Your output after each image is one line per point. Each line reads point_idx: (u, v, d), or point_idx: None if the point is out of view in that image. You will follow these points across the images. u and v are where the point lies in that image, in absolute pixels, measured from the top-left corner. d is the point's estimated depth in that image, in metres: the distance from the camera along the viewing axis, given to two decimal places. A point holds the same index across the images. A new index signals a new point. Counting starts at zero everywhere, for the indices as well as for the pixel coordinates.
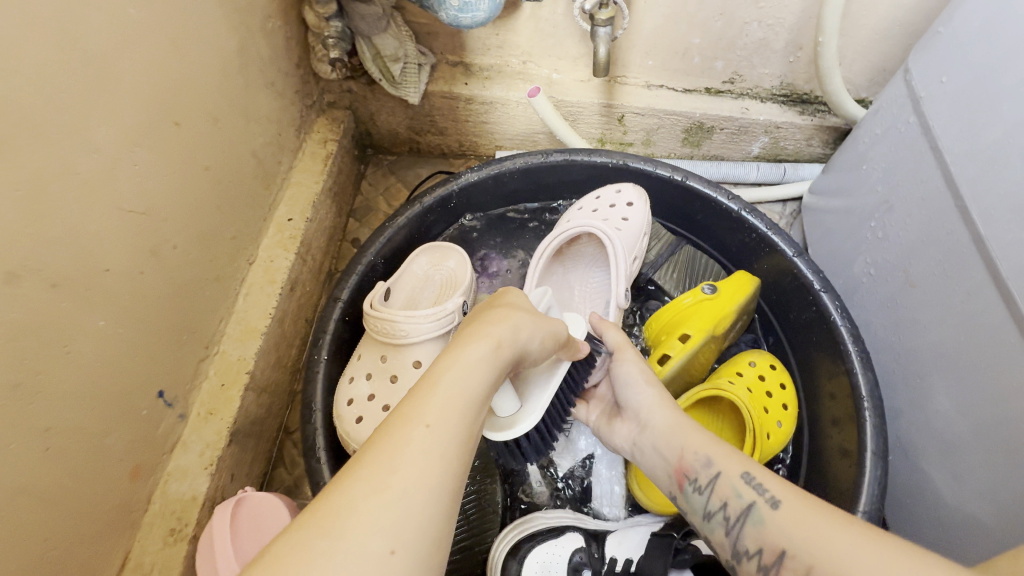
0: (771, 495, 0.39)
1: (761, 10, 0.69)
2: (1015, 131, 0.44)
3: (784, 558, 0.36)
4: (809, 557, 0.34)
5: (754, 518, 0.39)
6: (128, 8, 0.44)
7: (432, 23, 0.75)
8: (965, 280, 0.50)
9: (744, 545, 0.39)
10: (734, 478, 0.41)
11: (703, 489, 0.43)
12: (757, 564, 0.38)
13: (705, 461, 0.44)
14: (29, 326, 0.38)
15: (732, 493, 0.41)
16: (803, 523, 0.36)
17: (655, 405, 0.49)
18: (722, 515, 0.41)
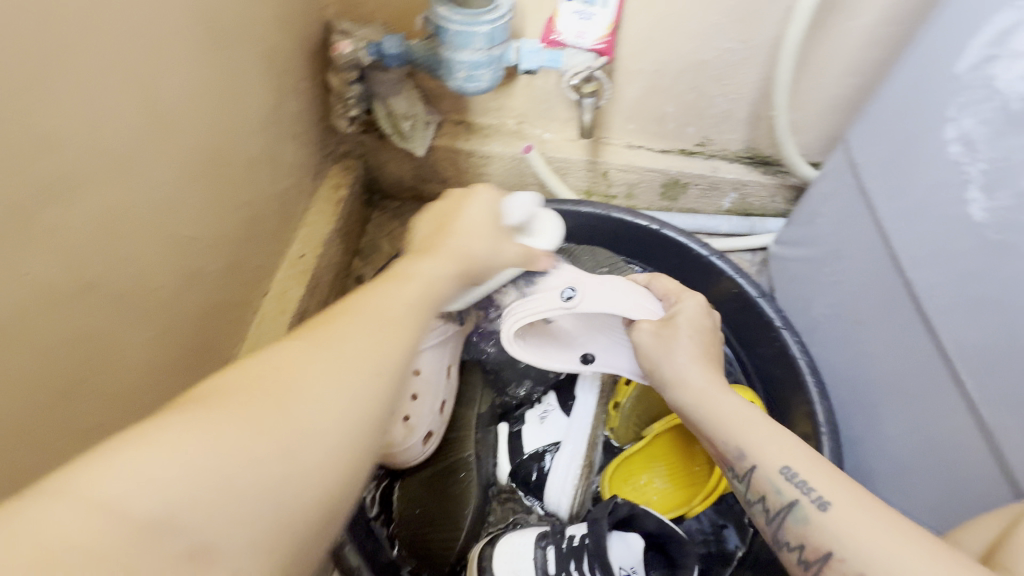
0: (818, 496, 0.40)
1: (725, 86, 0.81)
2: (928, 195, 0.53)
3: (829, 559, 0.38)
4: (861, 564, 0.36)
5: (797, 515, 0.41)
6: (193, 74, 0.52)
7: (440, 88, 0.85)
8: (901, 320, 0.57)
9: (786, 536, 0.42)
10: (774, 474, 0.44)
11: (743, 479, 0.46)
12: (798, 557, 0.41)
13: (742, 455, 0.46)
14: (82, 337, 0.43)
15: (774, 488, 0.43)
16: (856, 531, 0.37)
17: (692, 378, 0.52)
18: (764, 506, 0.44)
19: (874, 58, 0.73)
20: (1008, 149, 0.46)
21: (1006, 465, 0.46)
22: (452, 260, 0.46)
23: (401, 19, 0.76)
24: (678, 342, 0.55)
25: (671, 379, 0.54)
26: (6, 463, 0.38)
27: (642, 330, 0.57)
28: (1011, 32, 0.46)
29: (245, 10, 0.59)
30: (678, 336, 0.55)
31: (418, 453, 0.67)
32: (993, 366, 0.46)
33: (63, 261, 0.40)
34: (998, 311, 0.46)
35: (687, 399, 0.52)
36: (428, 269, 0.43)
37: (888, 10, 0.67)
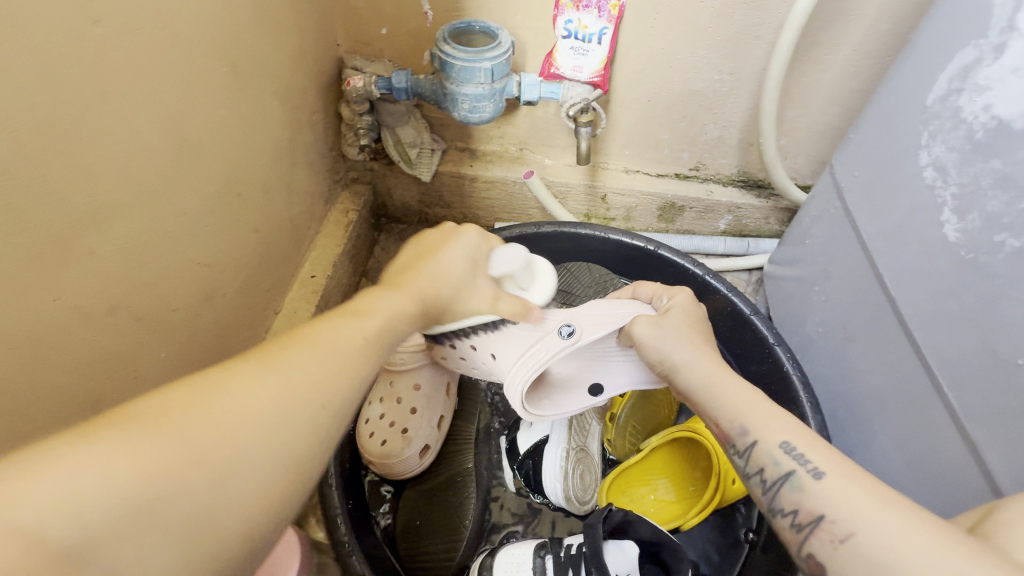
0: (815, 466, 0.39)
1: (716, 115, 0.85)
2: (908, 214, 0.57)
3: (821, 522, 0.37)
4: (851, 522, 0.35)
5: (793, 484, 0.40)
6: (219, 109, 0.57)
7: (446, 117, 0.90)
8: (887, 334, 0.60)
9: (780, 504, 0.40)
10: (772, 446, 0.42)
11: (742, 454, 0.44)
12: (791, 522, 0.39)
13: (741, 429, 0.44)
14: (109, 352, 0.46)
15: (771, 460, 0.42)
16: (852, 495, 0.36)
17: (695, 363, 0.50)
18: (760, 478, 0.42)
19: (858, 87, 0.77)
20: (975, 173, 0.49)
21: (987, 471, 0.49)
22: (412, 295, 0.45)
23: (409, 55, 0.81)
24: (679, 330, 0.53)
25: (670, 364, 0.52)
26: None
27: (640, 325, 0.55)
28: (974, 66, 0.48)
29: (266, 51, 0.64)
30: (679, 326, 0.54)
31: (414, 465, 0.69)
32: (968, 378, 0.50)
33: (97, 280, 0.44)
34: (972, 327, 0.49)
35: (695, 383, 0.49)
36: (385, 304, 0.42)
37: (868, 44, 0.71)
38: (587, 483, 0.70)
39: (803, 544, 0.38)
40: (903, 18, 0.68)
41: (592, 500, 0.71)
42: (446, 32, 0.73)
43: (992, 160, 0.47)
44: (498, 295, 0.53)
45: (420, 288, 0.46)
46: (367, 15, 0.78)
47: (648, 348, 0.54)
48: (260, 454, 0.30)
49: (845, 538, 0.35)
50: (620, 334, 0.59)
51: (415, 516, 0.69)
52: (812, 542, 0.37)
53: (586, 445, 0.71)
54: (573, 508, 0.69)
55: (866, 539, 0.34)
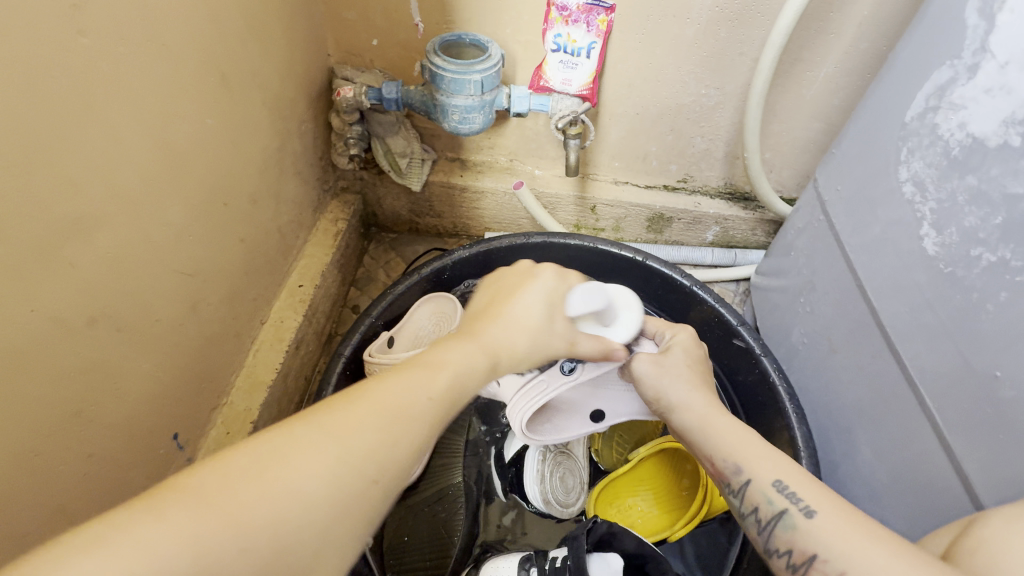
0: (805, 504, 0.39)
1: (703, 128, 0.86)
2: (888, 229, 0.58)
3: (814, 562, 0.37)
4: (842, 562, 0.36)
5: (786, 523, 0.40)
6: (207, 119, 0.56)
7: (436, 128, 0.90)
8: (869, 345, 0.61)
9: (775, 544, 0.41)
10: (765, 485, 0.42)
11: (737, 493, 0.44)
12: (786, 562, 0.39)
13: (736, 469, 0.44)
14: (91, 364, 0.45)
15: (764, 500, 0.42)
16: (841, 534, 0.37)
17: (693, 401, 0.50)
18: (754, 518, 0.42)
19: (839, 103, 0.79)
20: (953, 189, 0.50)
21: (965, 480, 0.49)
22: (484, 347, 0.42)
23: (400, 66, 0.82)
24: (678, 369, 0.53)
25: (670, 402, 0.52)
26: (15, 483, 0.40)
27: (640, 360, 0.55)
28: (948, 86, 0.50)
29: (256, 61, 0.64)
30: (679, 364, 0.54)
31: (402, 479, 0.68)
32: (948, 390, 0.51)
33: (80, 291, 0.43)
34: (949, 338, 0.50)
35: (691, 421, 0.50)
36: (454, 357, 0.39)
37: (848, 61, 0.73)
38: (570, 487, 0.71)
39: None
40: (881, 37, 0.70)
41: (577, 503, 0.72)
42: (437, 44, 0.73)
43: (967, 176, 0.48)
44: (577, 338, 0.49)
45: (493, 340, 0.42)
46: (358, 26, 0.78)
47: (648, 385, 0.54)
48: None
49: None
50: (622, 371, 0.59)
51: (404, 533, 0.68)
52: None
53: (568, 448, 0.73)
54: (555, 512, 0.69)
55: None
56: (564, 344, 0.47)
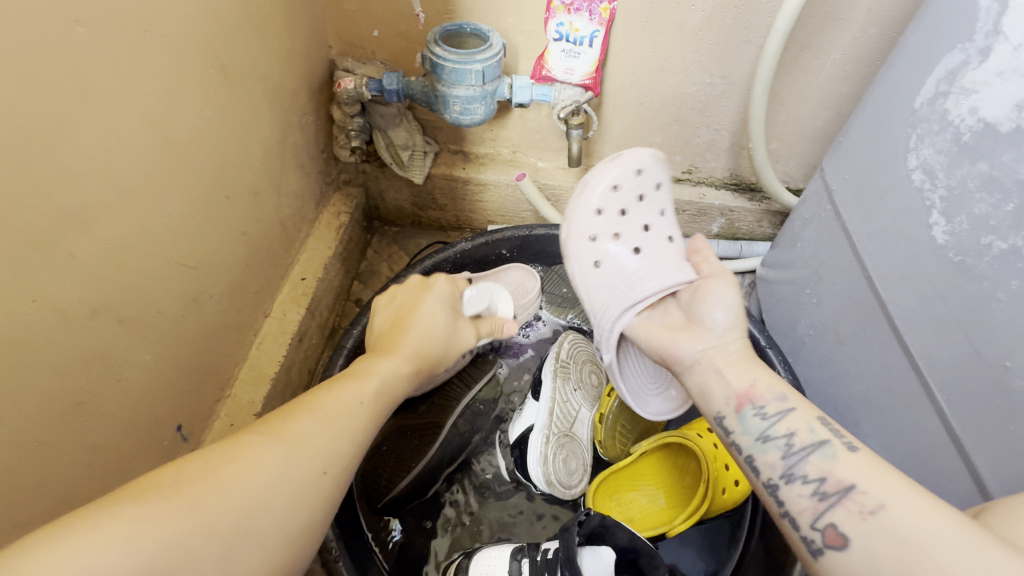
0: (850, 441, 0.41)
1: (708, 118, 0.85)
2: (897, 218, 0.57)
3: (850, 492, 0.38)
4: (882, 498, 0.37)
5: (827, 452, 0.41)
6: (206, 110, 0.56)
7: (438, 120, 0.90)
8: (877, 336, 0.60)
9: (803, 471, 0.41)
10: (810, 416, 0.43)
11: (768, 416, 0.44)
12: (813, 490, 0.40)
13: (779, 395, 0.45)
14: (93, 355, 0.46)
15: (806, 428, 0.43)
16: (879, 468, 0.39)
17: (737, 333, 0.51)
18: (784, 442, 0.43)
19: (848, 91, 0.77)
20: (963, 176, 0.49)
21: (978, 476, 0.49)
22: (405, 356, 0.51)
23: (402, 58, 0.81)
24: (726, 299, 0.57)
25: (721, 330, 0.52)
26: (19, 471, 0.40)
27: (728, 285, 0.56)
28: (959, 70, 0.49)
29: (256, 53, 0.64)
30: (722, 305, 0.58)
31: None
32: (957, 381, 0.50)
33: (81, 282, 0.44)
34: (958, 326, 0.50)
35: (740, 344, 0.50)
36: (383, 367, 0.48)
37: (858, 48, 0.72)
38: (573, 469, 0.71)
39: (824, 513, 0.38)
40: (891, 23, 0.68)
41: (579, 486, 0.71)
42: (438, 34, 0.73)
43: (979, 163, 0.47)
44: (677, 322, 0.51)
45: (410, 348, 0.52)
46: (359, 17, 0.77)
47: (487, 320, 0.67)
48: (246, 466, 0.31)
49: (875, 510, 0.36)
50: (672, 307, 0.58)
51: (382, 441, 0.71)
52: (836, 511, 0.38)
53: (571, 430, 0.72)
54: (558, 493, 0.68)
55: (898, 513, 0.36)
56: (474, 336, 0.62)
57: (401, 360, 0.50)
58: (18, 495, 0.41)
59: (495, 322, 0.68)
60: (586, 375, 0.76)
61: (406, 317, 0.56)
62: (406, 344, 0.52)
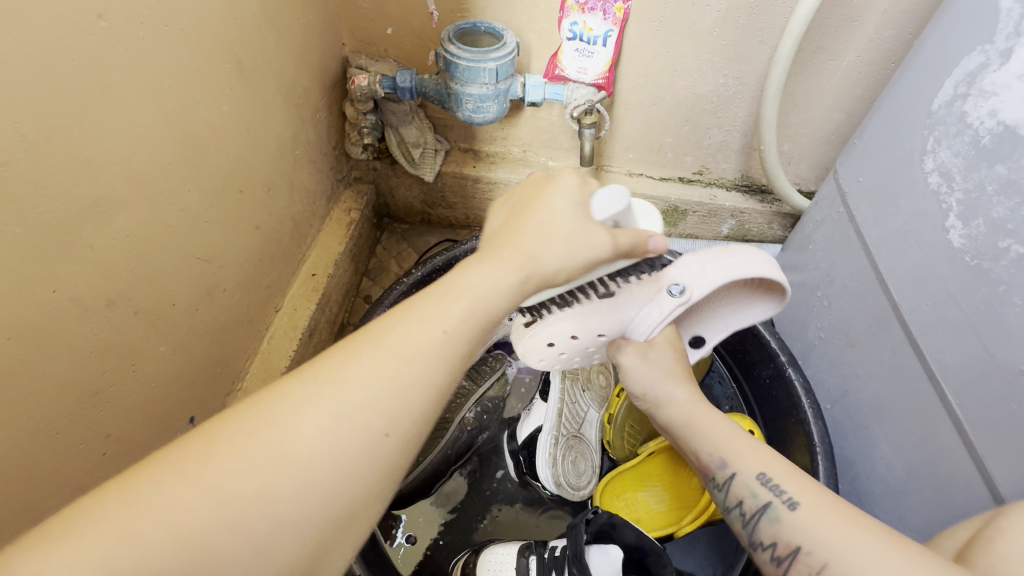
0: (789, 496, 0.39)
1: (720, 119, 0.85)
2: (910, 221, 0.56)
3: (798, 554, 0.37)
4: (825, 554, 0.35)
5: (770, 516, 0.39)
6: (222, 105, 0.57)
7: (449, 118, 0.90)
8: (889, 340, 0.60)
9: (759, 537, 0.40)
10: (749, 478, 0.42)
11: (722, 487, 0.43)
12: (771, 556, 0.39)
13: (721, 463, 0.44)
14: (110, 345, 0.46)
15: (748, 493, 0.41)
16: (823, 526, 0.36)
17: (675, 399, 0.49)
18: (739, 512, 0.42)
19: (861, 93, 0.77)
20: (981, 179, 0.48)
21: (991, 481, 0.49)
22: (515, 260, 0.38)
23: (414, 56, 0.82)
24: (668, 363, 0.51)
25: (650, 403, 0.51)
26: (38, 458, 0.41)
27: (625, 353, 0.52)
28: (979, 72, 0.48)
29: (271, 49, 0.64)
30: (666, 359, 0.51)
31: None
32: (971, 386, 0.50)
33: (98, 272, 0.44)
34: (973, 332, 0.49)
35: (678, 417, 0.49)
36: (479, 278, 0.36)
37: (872, 50, 0.72)
38: (582, 470, 0.71)
39: None
40: (907, 25, 0.68)
41: (588, 487, 0.71)
42: (452, 32, 0.73)
43: (997, 166, 0.47)
44: (616, 233, 0.43)
45: (527, 248, 0.39)
46: (373, 14, 0.78)
47: (625, 231, 0.44)
48: None
49: (820, 569, 0.35)
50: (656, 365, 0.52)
51: None
52: (790, 575, 0.37)
53: (580, 431, 0.72)
54: (566, 494, 0.69)
55: (839, 574, 0.34)
56: (616, 245, 0.43)
57: (504, 271, 0.37)
58: (33, 483, 0.41)
59: (636, 236, 0.44)
60: (594, 375, 0.75)
61: (522, 214, 0.41)
62: (524, 242, 0.39)
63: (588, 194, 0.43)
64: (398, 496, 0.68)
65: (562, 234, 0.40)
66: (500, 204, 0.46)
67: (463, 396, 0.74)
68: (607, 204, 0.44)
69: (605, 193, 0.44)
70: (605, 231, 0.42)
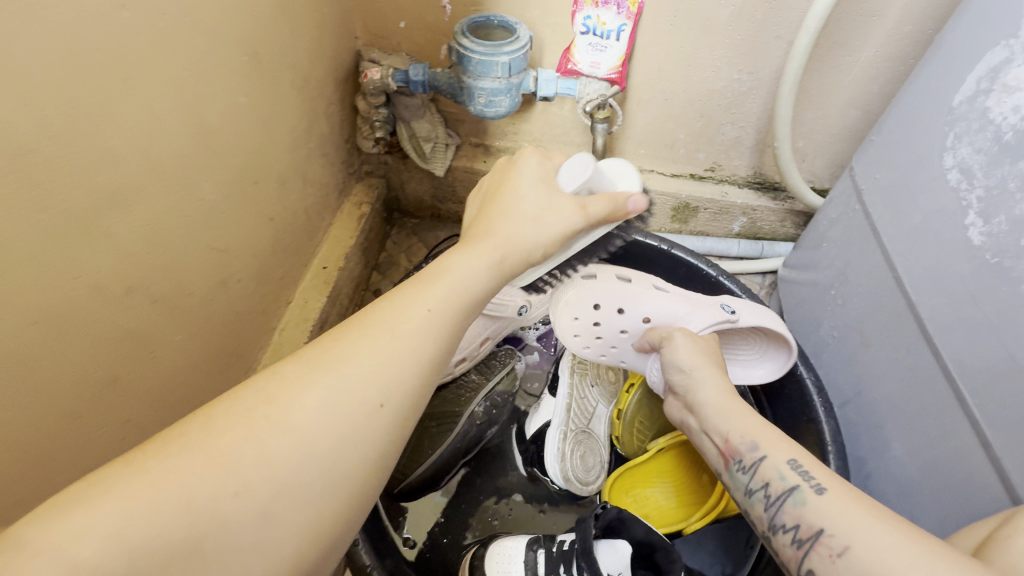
0: (817, 482, 0.39)
1: (733, 115, 0.84)
2: (929, 218, 0.56)
3: (820, 536, 0.37)
4: (849, 537, 0.35)
5: (796, 499, 0.39)
6: (238, 98, 0.57)
7: (461, 112, 0.90)
8: (904, 339, 0.59)
9: (781, 520, 0.40)
10: (777, 462, 0.42)
11: (747, 470, 0.43)
12: (792, 537, 0.39)
13: (749, 444, 0.44)
14: (127, 334, 0.47)
15: (775, 475, 0.41)
16: (848, 508, 0.36)
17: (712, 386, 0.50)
18: (763, 493, 0.42)
19: (879, 89, 0.76)
20: (1002, 176, 0.48)
21: (1009, 483, 0.48)
22: (487, 252, 0.43)
23: (427, 50, 0.81)
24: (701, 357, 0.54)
25: (683, 382, 0.53)
26: (58, 443, 0.42)
27: (678, 333, 0.56)
28: (1003, 67, 0.47)
29: (286, 41, 0.64)
30: (709, 350, 0.56)
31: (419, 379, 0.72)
32: (990, 387, 0.49)
33: (117, 261, 0.45)
34: (993, 332, 0.49)
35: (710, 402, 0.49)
36: (455, 266, 0.41)
37: (891, 45, 0.70)
38: (591, 465, 0.71)
39: (803, 560, 0.37)
40: (928, 20, 0.67)
41: (597, 482, 0.71)
42: (465, 25, 0.73)
43: (1019, 163, 0.46)
44: (587, 202, 0.48)
45: (494, 246, 0.43)
46: (386, 8, 0.78)
47: (598, 198, 0.49)
48: (283, 445, 0.31)
49: (842, 552, 0.35)
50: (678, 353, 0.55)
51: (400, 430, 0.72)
52: (811, 557, 0.37)
53: (588, 426, 0.72)
54: (575, 488, 0.69)
55: (863, 557, 0.34)
56: (575, 209, 0.47)
57: (478, 258, 0.42)
58: (52, 467, 0.42)
59: (613, 199, 0.50)
60: (603, 371, 0.76)
61: (494, 198, 0.47)
62: (499, 231, 0.44)
63: (554, 167, 0.49)
64: (407, 489, 0.69)
65: (542, 214, 0.46)
66: (477, 194, 0.52)
67: (472, 390, 0.73)
68: (574, 174, 0.49)
69: (572, 162, 0.50)
70: (575, 201, 0.47)
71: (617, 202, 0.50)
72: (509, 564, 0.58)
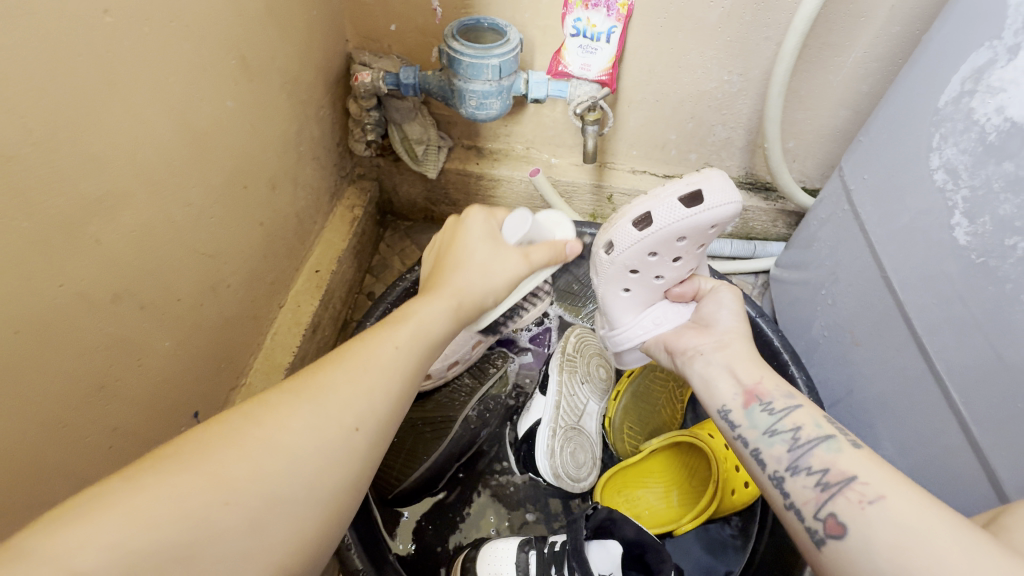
0: (854, 438, 0.41)
1: (724, 116, 0.84)
2: (917, 218, 0.56)
3: (851, 483, 0.37)
4: (884, 488, 0.36)
5: (831, 446, 0.40)
6: (227, 102, 0.57)
7: (452, 115, 0.90)
8: (895, 337, 0.60)
9: (805, 463, 0.40)
10: (815, 413, 0.43)
11: (775, 412, 0.43)
12: (816, 481, 0.39)
13: (786, 393, 0.45)
14: (115, 340, 0.47)
15: (811, 423, 0.42)
16: (883, 465, 0.38)
17: (739, 331, 0.51)
18: (790, 436, 0.42)
19: (868, 90, 0.76)
20: (988, 176, 0.48)
21: (996, 480, 0.48)
22: (449, 296, 0.43)
23: (417, 53, 0.81)
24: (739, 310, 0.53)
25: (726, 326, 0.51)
26: (46, 450, 0.42)
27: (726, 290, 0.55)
28: (987, 68, 0.48)
29: (275, 45, 0.64)
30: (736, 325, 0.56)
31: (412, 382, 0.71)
32: (978, 385, 0.49)
33: (104, 267, 0.44)
34: (979, 330, 0.49)
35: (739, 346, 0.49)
36: (424, 312, 0.41)
37: (879, 46, 0.71)
38: (581, 462, 0.71)
39: (825, 503, 0.37)
40: (914, 21, 0.67)
41: (588, 479, 0.71)
42: (455, 28, 0.73)
43: (1004, 162, 0.46)
44: (528, 249, 0.48)
45: (459, 289, 0.44)
46: (377, 10, 0.78)
47: (538, 246, 0.49)
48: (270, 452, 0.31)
49: (874, 500, 0.36)
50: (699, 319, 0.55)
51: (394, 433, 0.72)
52: (836, 500, 0.37)
53: (579, 423, 0.72)
54: (566, 485, 0.69)
55: (897, 505, 0.35)
56: (517, 258, 0.47)
57: (437, 302, 0.42)
58: (38, 474, 0.41)
59: (552, 246, 0.49)
60: (594, 369, 0.76)
61: (445, 257, 0.47)
62: (457, 282, 0.44)
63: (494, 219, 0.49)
64: (401, 494, 0.69)
65: (489, 269, 0.46)
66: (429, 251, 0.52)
67: (465, 395, 0.74)
68: (514, 227, 0.49)
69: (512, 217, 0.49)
70: (517, 252, 0.47)
71: (557, 247, 0.50)
72: (501, 565, 0.58)
